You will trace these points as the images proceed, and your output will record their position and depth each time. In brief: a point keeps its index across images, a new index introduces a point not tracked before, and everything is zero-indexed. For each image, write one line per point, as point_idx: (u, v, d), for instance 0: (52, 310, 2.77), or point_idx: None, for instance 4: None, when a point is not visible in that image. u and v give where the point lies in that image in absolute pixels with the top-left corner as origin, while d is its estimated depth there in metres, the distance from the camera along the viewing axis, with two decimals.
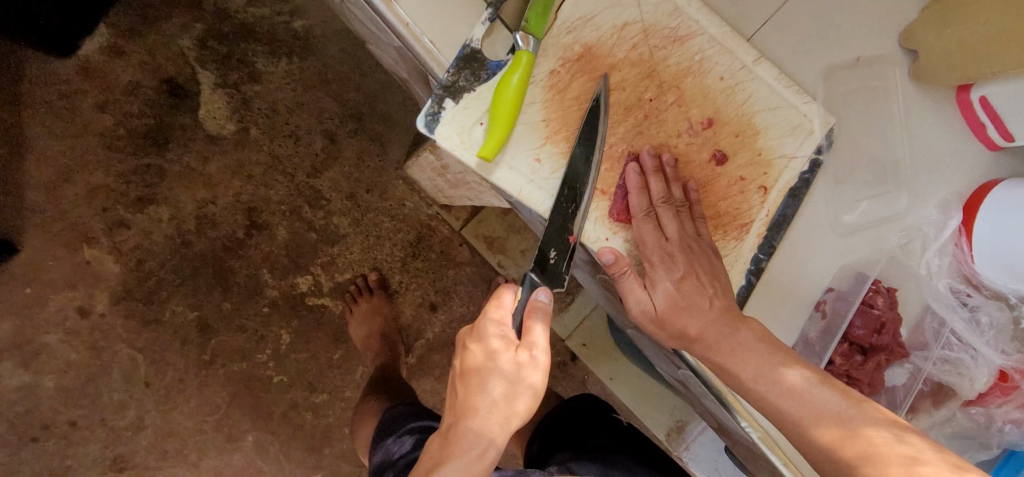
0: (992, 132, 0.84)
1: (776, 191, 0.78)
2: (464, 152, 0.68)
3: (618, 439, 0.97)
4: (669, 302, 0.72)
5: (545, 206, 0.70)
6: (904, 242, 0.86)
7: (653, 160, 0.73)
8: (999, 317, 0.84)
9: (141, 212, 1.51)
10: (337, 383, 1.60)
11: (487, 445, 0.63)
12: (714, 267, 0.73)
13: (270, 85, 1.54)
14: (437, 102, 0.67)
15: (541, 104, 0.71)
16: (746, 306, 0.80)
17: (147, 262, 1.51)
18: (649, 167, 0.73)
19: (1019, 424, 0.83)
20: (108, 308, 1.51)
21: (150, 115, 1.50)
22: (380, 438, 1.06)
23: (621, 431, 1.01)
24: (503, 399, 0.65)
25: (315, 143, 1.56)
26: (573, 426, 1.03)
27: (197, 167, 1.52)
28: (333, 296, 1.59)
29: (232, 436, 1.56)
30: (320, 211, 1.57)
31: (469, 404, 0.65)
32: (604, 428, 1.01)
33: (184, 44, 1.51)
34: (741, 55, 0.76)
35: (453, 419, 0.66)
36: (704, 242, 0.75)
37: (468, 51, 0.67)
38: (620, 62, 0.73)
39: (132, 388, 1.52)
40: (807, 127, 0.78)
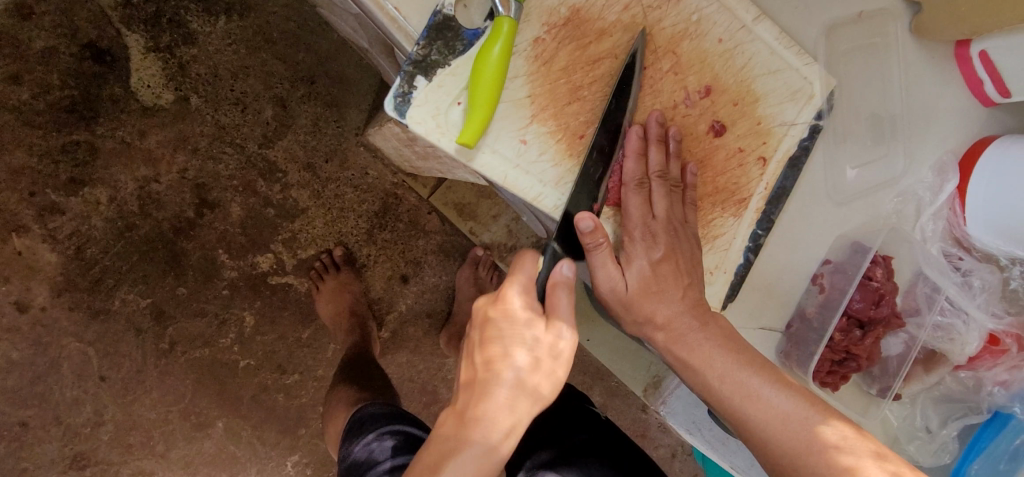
0: (988, 87, 0.81)
1: (774, 162, 0.73)
2: (440, 137, 0.59)
3: (594, 439, 0.94)
4: (641, 283, 0.68)
5: (534, 192, 0.63)
6: (900, 207, 0.83)
7: (658, 125, 0.67)
8: (990, 279, 0.82)
9: (74, 195, 1.37)
10: (308, 363, 1.52)
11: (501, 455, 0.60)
12: (694, 254, 0.69)
13: (208, 48, 1.39)
14: (406, 80, 0.58)
15: (526, 78, 0.63)
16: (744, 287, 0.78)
17: (87, 249, 1.39)
18: (652, 134, 0.67)
19: (1006, 386, 0.83)
20: (49, 301, 1.39)
21: (72, 86, 1.34)
22: (349, 436, 1.02)
23: (597, 428, 0.98)
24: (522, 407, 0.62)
25: (265, 110, 1.43)
26: (545, 419, 0.98)
27: (134, 142, 1.38)
28: (297, 274, 1.50)
29: (201, 424, 1.48)
30: (276, 184, 1.45)
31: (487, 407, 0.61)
32: (583, 423, 0.98)
33: (104, 3, 1.34)
34: (740, 13, 0.69)
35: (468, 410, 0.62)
36: (689, 226, 0.70)
37: (440, 19, 0.58)
38: (610, 26, 0.65)
39: (86, 383, 1.42)
40: (808, 91, 0.72)
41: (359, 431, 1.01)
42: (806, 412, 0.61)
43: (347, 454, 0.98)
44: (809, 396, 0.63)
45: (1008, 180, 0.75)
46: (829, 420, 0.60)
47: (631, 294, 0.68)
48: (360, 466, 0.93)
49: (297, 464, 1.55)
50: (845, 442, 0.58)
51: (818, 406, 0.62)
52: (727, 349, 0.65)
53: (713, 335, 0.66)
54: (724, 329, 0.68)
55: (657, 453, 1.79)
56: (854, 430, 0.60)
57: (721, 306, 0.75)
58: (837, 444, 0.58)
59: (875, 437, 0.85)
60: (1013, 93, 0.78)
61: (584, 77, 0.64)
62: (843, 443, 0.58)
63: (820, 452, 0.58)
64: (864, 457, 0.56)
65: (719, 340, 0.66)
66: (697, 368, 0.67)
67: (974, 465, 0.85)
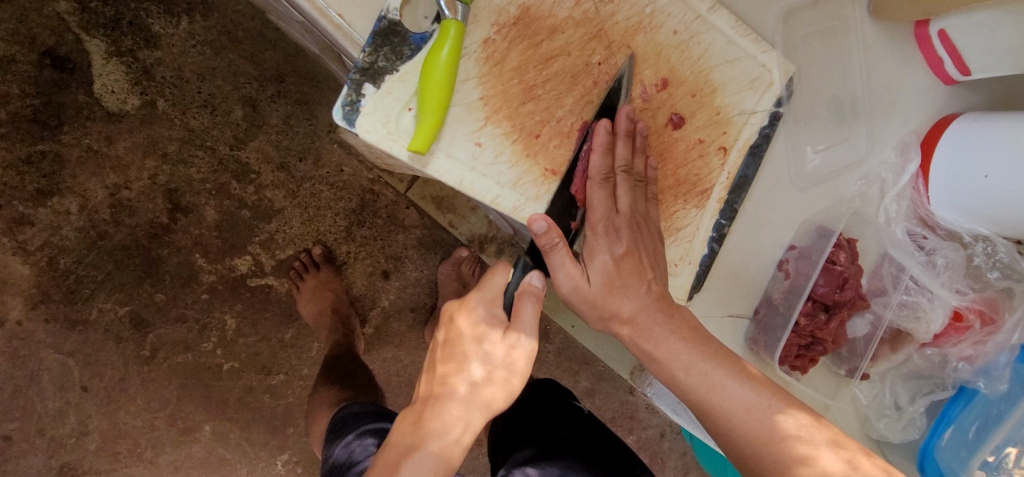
0: (948, 66, 0.81)
1: (735, 151, 0.73)
2: (392, 145, 0.59)
3: (575, 433, 0.95)
4: (605, 280, 0.67)
5: (491, 195, 0.63)
6: (863, 189, 0.83)
7: (626, 121, 0.66)
8: (954, 257, 0.84)
9: (43, 205, 1.35)
10: (292, 363, 1.52)
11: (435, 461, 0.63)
12: (658, 249, 0.69)
13: (172, 50, 1.37)
14: (354, 89, 0.57)
15: (477, 80, 0.62)
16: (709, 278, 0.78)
17: (61, 259, 1.37)
18: (621, 129, 0.66)
19: (971, 362, 0.84)
20: (25, 314, 1.38)
21: (33, 95, 1.32)
22: (331, 438, 1.02)
23: (579, 424, 0.98)
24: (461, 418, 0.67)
25: (234, 111, 1.41)
26: (528, 421, 1.01)
27: (102, 149, 1.36)
28: (276, 275, 1.49)
29: (188, 428, 1.49)
30: (250, 186, 1.44)
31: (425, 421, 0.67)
32: (565, 419, 0.99)
33: (62, 9, 1.31)
34: (694, 4, 0.69)
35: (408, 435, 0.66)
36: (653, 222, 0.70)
37: (385, 24, 0.57)
38: (562, 23, 0.64)
39: (68, 394, 1.41)
40: (766, 79, 0.73)
41: (338, 436, 1.01)
42: (768, 401, 0.62)
43: (328, 457, 0.98)
44: (771, 386, 0.64)
45: (969, 157, 0.76)
46: (790, 408, 0.62)
47: (597, 294, 0.67)
48: (339, 468, 0.93)
49: (288, 463, 1.56)
50: (803, 430, 0.59)
51: (780, 394, 0.63)
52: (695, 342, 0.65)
53: (679, 328, 0.67)
54: (690, 320, 0.69)
55: (646, 434, 1.82)
56: (814, 417, 0.61)
57: (686, 297, 0.75)
58: (796, 432, 0.60)
59: (847, 415, 0.86)
60: (974, 72, 0.79)
61: (538, 76, 0.64)
62: (802, 432, 0.59)
63: (780, 441, 0.59)
64: (821, 446, 0.58)
65: (685, 334, 0.66)
66: (660, 364, 0.67)
67: (946, 433, 0.86)
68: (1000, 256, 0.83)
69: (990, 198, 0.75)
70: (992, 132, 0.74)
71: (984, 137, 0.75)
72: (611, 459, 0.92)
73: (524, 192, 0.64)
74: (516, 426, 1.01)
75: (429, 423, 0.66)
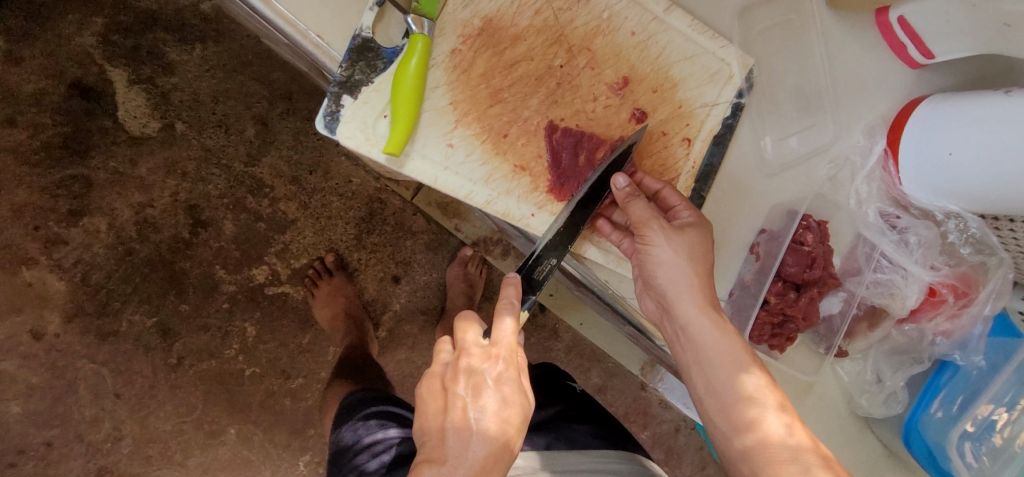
0: (912, 51, 0.85)
1: (699, 141, 0.78)
2: (371, 149, 0.64)
3: (567, 407, 1.00)
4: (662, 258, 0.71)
5: (463, 191, 0.68)
6: (833, 174, 0.87)
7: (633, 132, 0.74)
8: (926, 235, 0.87)
9: (75, 225, 1.44)
10: (310, 367, 1.60)
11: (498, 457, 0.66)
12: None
13: (188, 75, 1.46)
14: (334, 100, 0.63)
15: (446, 87, 0.68)
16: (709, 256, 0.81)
17: (92, 275, 1.47)
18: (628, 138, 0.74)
19: (948, 336, 0.87)
20: (62, 327, 1.47)
21: (64, 124, 1.42)
22: (340, 423, 1.09)
23: (573, 400, 1.04)
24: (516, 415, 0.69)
25: (247, 129, 1.49)
26: None
27: (127, 171, 1.45)
28: (293, 283, 1.57)
29: (214, 431, 1.57)
30: (264, 199, 1.52)
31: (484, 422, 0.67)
32: (557, 396, 1.04)
33: (87, 43, 1.41)
34: (651, 6, 0.74)
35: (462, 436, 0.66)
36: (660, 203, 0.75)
37: (359, 42, 0.63)
38: (523, 31, 0.70)
39: (103, 401, 1.50)
40: (726, 72, 0.78)
41: (349, 418, 1.07)
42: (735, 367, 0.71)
43: (337, 438, 1.04)
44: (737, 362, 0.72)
45: (933, 136, 0.79)
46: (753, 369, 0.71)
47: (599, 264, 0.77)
48: (345, 451, 0.99)
49: (309, 463, 1.63)
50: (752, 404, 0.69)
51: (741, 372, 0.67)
52: (697, 304, 0.71)
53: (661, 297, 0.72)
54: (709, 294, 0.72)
55: (660, 429, 1.84)
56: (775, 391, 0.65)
57: None
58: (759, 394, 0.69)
59: (830, 391, 0.89)
60: (936, 55, 0.83)
61: (503, 81, 0.69)
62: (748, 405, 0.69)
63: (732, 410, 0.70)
64: None
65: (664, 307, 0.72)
66: None
67: (937, 400, 0.89)
68: (973, 231, 0.86)
69: (956, 175, 0.78)
70: (960, 111, 0.76)
71: (946, 117, 0.78)
72: (599, 428, 0.96)
73: (494, 188, 0.69)
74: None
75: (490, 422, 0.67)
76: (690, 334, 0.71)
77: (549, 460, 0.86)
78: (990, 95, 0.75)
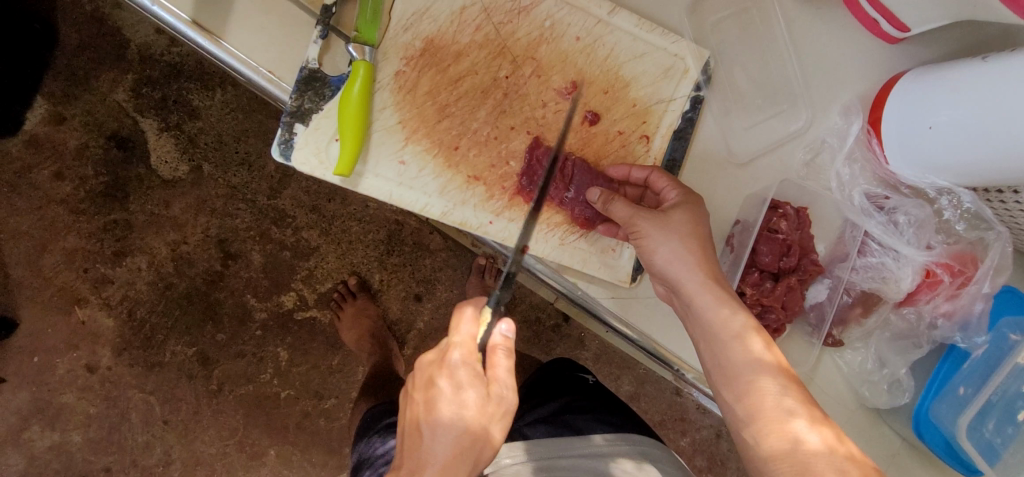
0: (885, 26, 0.81)
1: (659, 137, 0.79)
2: (325, 171, 0.70)
3: (578, 396, 1.01)
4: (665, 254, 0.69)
5: (417, 204, 0.72)
6: (810, 158, 0.85)
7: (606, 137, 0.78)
8: (918, 214, 0.83)
9: (120, 265, 1.57)
10: (342, 387, 1.66)
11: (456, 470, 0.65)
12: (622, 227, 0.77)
13: (211, 119, 1.56)
14: (287, 128, 0.69)
15: (393, 107, 0.72)
16: None
17: (138, 310, 1.59)
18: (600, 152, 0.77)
19: (950, 317, 0.83)
20: (113, 361, 1.59)
21: (104, 173, 1.54)
22: (359, 439, 1.14)
23: (585, 390, 1.05)
24: (473, 426, 0.67)
25: (268, 165, 1.58)
26: (540, 389, 1.10)
27: (162, 212, 1.56)
28: (319, 307, 1.64)
29: (255, 453, 1.65)
30: (288, 229, 1.61)
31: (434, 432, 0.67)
32: (569, 389, 1.05)
33: (120, 98, 1.53)
34: (594, 10, 0.76)
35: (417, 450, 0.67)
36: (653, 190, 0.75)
37: (306, 73, 0.67)
38: (466, 48, 0.73)
39: (153, 428, 1.60)
40: (680, 67, 0.79)
41: (368, 433, 1.12)
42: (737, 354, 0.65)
43: (355, 453, 1.10)
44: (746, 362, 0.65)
45: (914, 112, 0.76)
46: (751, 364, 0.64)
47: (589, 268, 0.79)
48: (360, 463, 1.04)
49: None
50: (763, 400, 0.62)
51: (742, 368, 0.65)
52: (699, 280, 0.68)
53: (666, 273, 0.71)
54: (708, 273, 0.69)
55: (701, 435, 1.78)
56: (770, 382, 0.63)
57: (629, 279, 0.78)
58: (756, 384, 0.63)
59: (833, 382, 0.86)
60: (911, 27, 0.79)
61: (450, 97, 0.73)
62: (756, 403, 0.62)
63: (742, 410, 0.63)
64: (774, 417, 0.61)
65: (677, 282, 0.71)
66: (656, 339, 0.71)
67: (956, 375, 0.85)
68: (967, 206, 0.81)
69: (942, 149, 0.74)
70: (939, 82, 0.73)
71: (926, 90, 0.74)
72: (610, 410, 0.97)
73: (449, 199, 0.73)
74: (526, 400, 1.09)
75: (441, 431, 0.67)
76: (698, 311, 0.67)
77: (538, 448, 0.85)
78: (968, 63, 0.71)
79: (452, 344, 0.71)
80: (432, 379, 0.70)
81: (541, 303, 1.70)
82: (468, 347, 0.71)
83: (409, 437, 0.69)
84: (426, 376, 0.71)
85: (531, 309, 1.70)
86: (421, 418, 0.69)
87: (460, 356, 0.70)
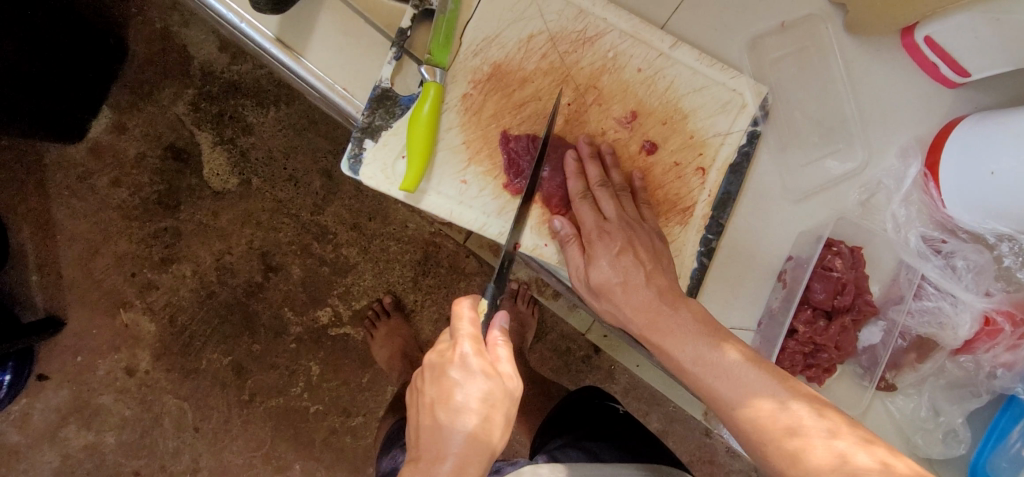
0: (945, 70, 0.81)
1: (714, 171, 0.80)
2: (390, 186, 0.73)
3: (604, 426, 1.02)
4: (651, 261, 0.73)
5: (476, 223, 0.75)
6: (866, 198, 0.84)
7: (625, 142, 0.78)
8: (976, 259, 0.81)
9: (166, 271, 1.61)
10: (370, 406, 1.66)
11: (471, 456, 0.68)
12: (655, 245, 0.75)
13: (263, 135, 1.61)
14: (357, 143, 0.72)
15: (459, 128, 0.75)
16: (716, 270, 0.81)
17: (178, 316, 1.62)
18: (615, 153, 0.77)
19: (1010, 368, 0.81)
20: (151, 364, 1.62)
21: (159, 182, 1.59)
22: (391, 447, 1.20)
23: (614, 418, 1.06)
24: (482, 413, 0.70)
25: (315, 182, 1.62)
26: (569, 414, 1.11)
27: (210, 222, 1.61)
28: (353, 324, 1.66)
29: (280, 467, 1.65)
30: (328, 244, 1.64)
31: (450, 415, 0.70)
32: (596, 418, 1.06)
33: (180, 111, 1.59)
34: (656, 43, 0.78)
35: (433, 441, 0.69)
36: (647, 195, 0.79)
37: (379, 92, 0.71)
38: (531, 74, 0.76)
39: (183, 434, 1.62)
40: (738, 102, 0.80)
41: (395, 445, 1.20)
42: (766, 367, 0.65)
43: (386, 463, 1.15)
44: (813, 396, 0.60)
45: (976, 157, 0.75)
46: (802, 394, 0.63)
47: (616, 289, 0.74)
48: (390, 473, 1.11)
49: None
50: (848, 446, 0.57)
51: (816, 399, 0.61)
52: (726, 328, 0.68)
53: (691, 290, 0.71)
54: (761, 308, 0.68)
55: None
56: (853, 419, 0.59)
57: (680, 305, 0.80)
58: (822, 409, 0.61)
59: (885, 430, 0.83)
60: (972, 73, 0.79)
61: (513, 120, 0.76)
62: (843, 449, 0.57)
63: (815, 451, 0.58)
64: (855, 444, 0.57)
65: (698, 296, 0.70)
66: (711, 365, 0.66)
67: (1014, 430, 0.84)
68: None
69: (1009, 199, 0.72)
70: (997, 128, 0.73)
71: (991, 135, 0.73)
72: (637, 441, 0.98)
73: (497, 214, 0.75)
74: (552, 428, 1.11)
75: (454, 414, 0.70)
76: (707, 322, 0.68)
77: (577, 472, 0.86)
78: None
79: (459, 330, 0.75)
80: (445, 368, 0.73)
81: (573, 334, 1.69)
82: (472, 335, 0.75)
83: (425, 433, 0.71)
84: (432, 368, 0.74)
85: (562, 340, 1.68)
86: (433, 409, 0.71)
87: (465, 340, 0.74)
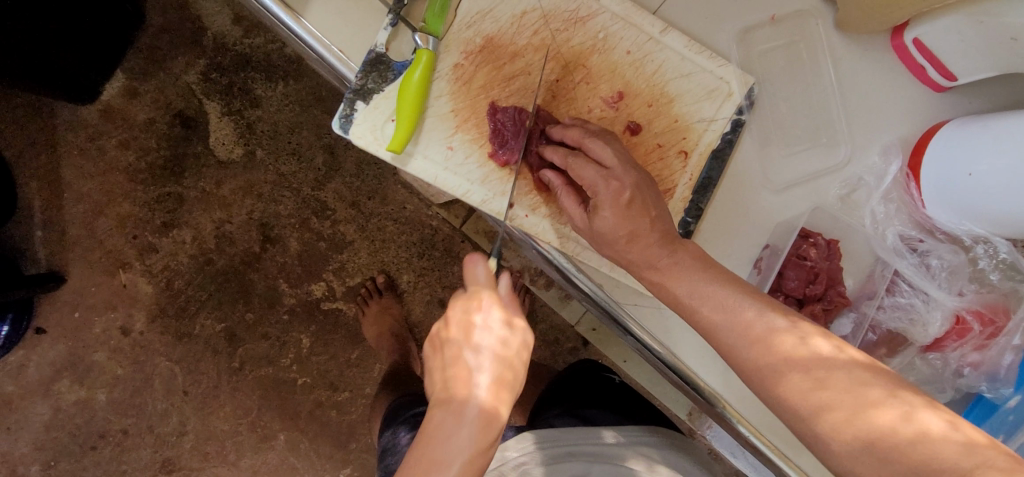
0: (933, 73, 0.82)
1: (697, 154, 0.83)
2: (377, 147, 0.77)
3: (599, 396, 1.09)
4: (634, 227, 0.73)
5: (460, 189, 0.79)
6: (846, 193, 0.85)
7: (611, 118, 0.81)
8: (951, 259, 0.82)
9: (166, 236, 1.64)
10: (357, 382, 1.69)
11: (487, 426, 0.68)
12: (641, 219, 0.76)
13: (270, 109, 1.64)
14: (348, 104, 0.75)
15: (448, 96, 0.78)
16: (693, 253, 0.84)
17: (176, 281, 1.65)
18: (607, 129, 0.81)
19: (977, 367, 0.82)
20: (146, 326, 1.65)
21: (166, 148, 1.63)
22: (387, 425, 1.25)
23: (612, 388, 1.14)
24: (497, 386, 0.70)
25: (317, 157, 1.65)
26: (567, 383, 1.17)
27: (212, 191, 1.64)
28: (346, 299, 1.68)
29: (265, 436, 1.68)
30: (327, 221, 1.66)
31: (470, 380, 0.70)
32: (595, 387, 1.14)
33: (191, 80, 1.62)
34: (647, 27, 0.81)
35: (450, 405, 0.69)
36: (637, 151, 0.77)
37: (373, 56, 0.74)
38: (522, 49, 0.79)
39: (173, 397, 1.65)
40: (725, 90, 0.82)
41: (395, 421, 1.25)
42: (735, 338, 0.66)
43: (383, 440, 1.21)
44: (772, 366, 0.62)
45: (958, 154, 0.76)
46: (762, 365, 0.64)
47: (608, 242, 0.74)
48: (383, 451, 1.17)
49: None
50: None
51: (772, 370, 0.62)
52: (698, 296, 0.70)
53: (674, 257, 0.72)
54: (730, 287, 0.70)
55: None
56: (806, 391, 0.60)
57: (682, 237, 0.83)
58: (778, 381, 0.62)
59: None
60: (959, 76, 0.80)
61: (501, 92, 0.79)
62: None
63: None
64: None
65: (667, 269, 0.72)
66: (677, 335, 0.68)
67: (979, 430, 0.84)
68: (1003, 257, 0.81)
69: (986, 198, 0.73)
70: (980, 130, 0.74)
71: (973, 134, 0.74)
72: (632, 409, 1.06)
73: (480, 180, 0.79)
74: (548, 397, 1.16)
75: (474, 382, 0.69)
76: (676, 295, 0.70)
77: (546, 439, 0.93)
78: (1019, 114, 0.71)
79: (476, 330, 0.72)
80: (459, 350, 0.72)
81: (562, 325, 1.71)
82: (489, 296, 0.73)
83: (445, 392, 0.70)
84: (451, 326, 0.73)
85: (551, 330, 1.70)
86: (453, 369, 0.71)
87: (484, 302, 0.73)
